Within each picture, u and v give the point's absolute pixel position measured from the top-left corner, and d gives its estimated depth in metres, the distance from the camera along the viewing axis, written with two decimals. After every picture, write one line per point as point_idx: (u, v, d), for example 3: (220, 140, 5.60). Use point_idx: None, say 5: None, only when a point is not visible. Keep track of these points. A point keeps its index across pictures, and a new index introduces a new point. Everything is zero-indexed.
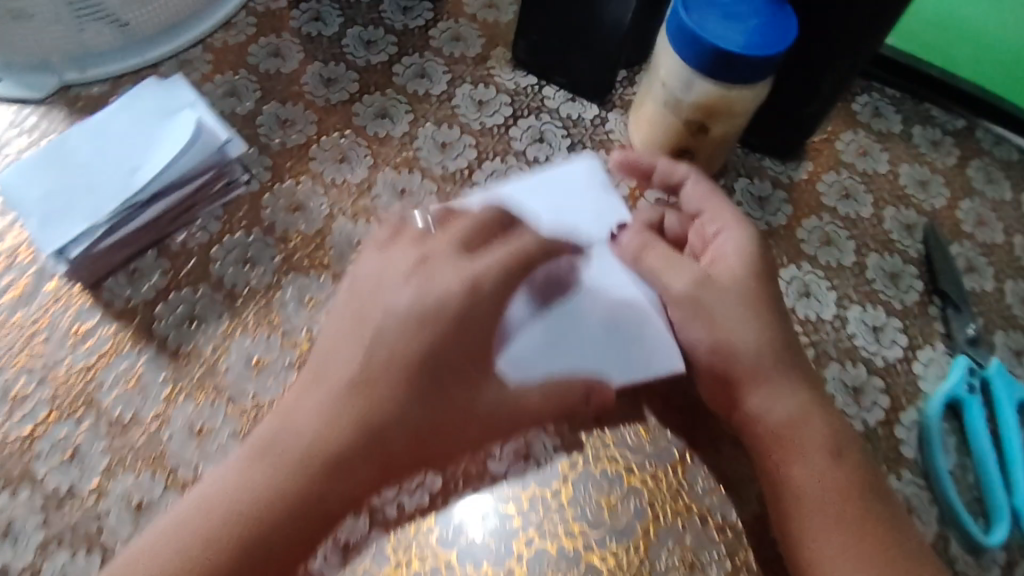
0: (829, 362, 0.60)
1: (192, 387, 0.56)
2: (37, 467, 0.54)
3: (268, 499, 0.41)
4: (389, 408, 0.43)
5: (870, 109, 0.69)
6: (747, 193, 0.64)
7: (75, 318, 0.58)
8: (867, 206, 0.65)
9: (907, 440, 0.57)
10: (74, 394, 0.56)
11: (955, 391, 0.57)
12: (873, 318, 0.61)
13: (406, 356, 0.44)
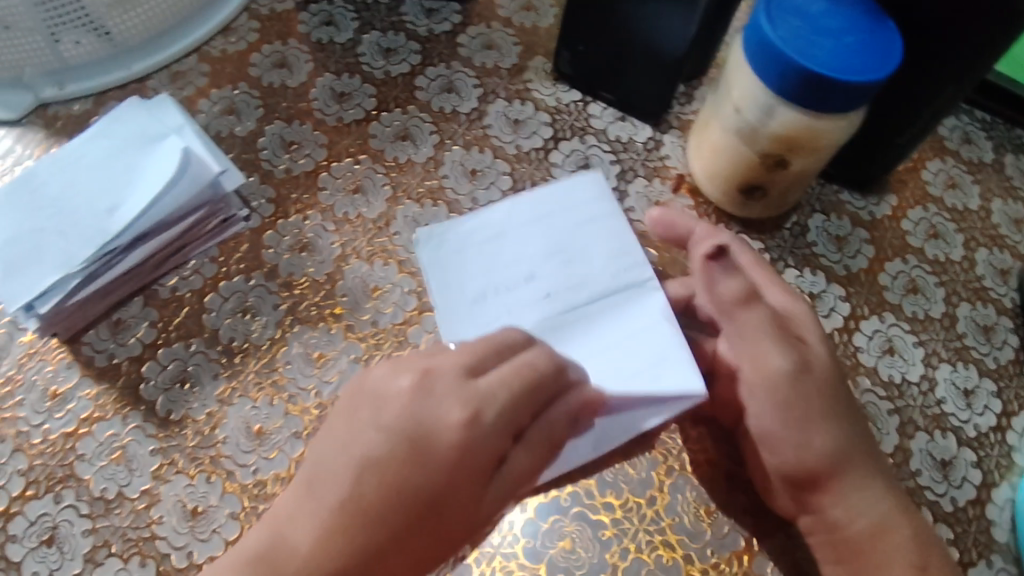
0: (916, 432, 0.48)
1: (185, 461, 0.49)
2: (11, 551, 0.48)
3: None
4: (378, 541, 0.35)
5: (959, 134, 0.56)
6: (823, 231, 0.53)
7: (53, 377, 0.51)
8: (958, 247, 0.53)
9: (997, 520, 0.47)
10: (52, 466, 0.49)
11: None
12: (965, 379, 0.50)
13: (400, 492, 0.36)
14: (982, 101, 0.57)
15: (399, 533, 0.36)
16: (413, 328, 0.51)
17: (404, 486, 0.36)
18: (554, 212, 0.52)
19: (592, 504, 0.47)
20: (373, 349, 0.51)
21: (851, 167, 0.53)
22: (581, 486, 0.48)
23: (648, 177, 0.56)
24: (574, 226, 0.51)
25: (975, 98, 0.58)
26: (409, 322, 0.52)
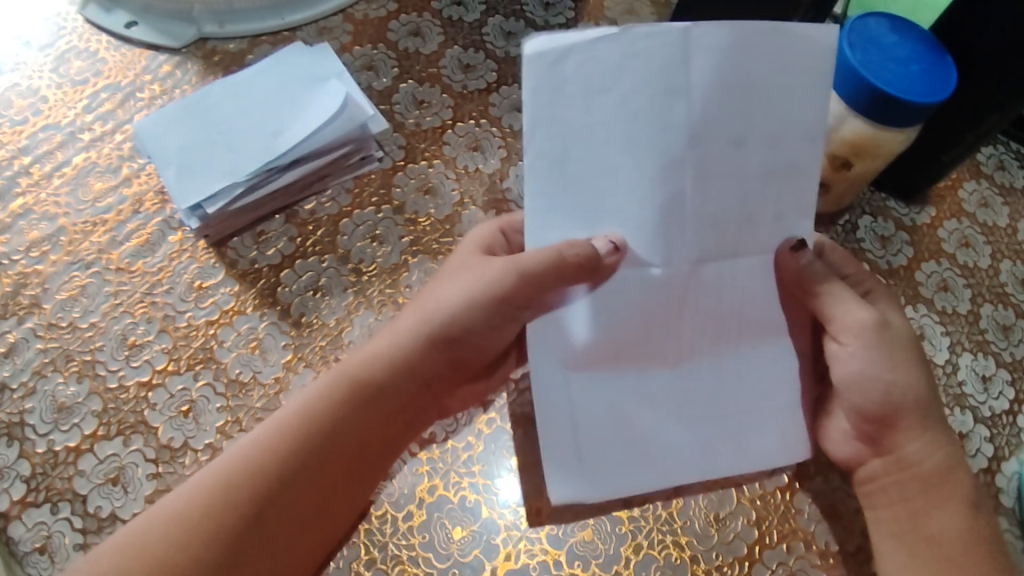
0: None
1: (314, 357, 0.55)
2: (152, 418, 0.53)
3: (311, 437, 0.45)
4: (420, 341, 0.48)
5: (994, 161, 0.66)
6: (871, 231, 0.63)
7: (199, 273, 0.57)
8: (985, 256, 0.62)
9: (1005, 488, 0.54)
10: (193, 349, 0.55)
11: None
12: (984, 368, 0.58)
13: (442, 315, 0.49)
14: (1017, 135, 0.67)
15: (438, 339, 0.49)
16: None
17: (442, 310, 0.49)
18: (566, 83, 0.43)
19: None
20: None
21: (901, 178, 0.63)
22: None
23: None
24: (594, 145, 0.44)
25: (1014, 132, 0.67)
26: None
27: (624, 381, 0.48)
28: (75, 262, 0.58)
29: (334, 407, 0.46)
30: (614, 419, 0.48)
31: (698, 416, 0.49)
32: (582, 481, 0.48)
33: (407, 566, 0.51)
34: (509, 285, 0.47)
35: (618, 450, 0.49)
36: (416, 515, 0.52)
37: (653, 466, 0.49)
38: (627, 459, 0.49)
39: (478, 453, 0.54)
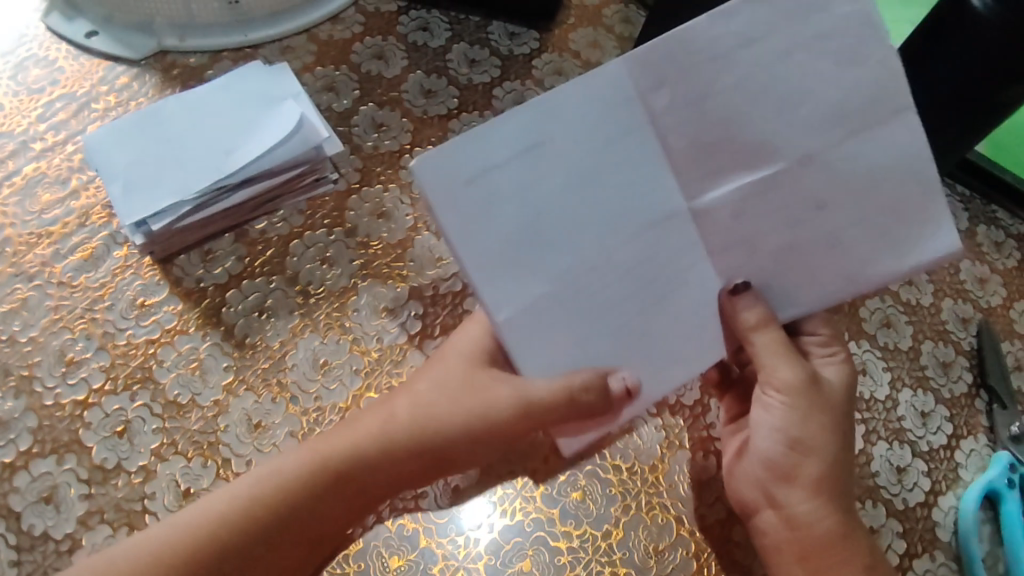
0: (878, 440, 0.57)
1: (255, 380, 0.54)
2: (86, 437, 0.53)
3: (244, 519, 0.40)
4: (442, 443, 0.42)
5: None
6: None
7: (143, 290, 0.57)
8: (928, 294, 0.63)
9: (942, 523, 0.55)
10: (132, 367, 0.54)
11: (995, 482, 0.55)
12: (923, 403, 0.59)
13: (433, 423, 0.42)
14: (960, 177, 0.67)
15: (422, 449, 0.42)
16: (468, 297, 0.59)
17: (432, 414, 0.42)
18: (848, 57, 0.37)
19: (607, 467, 0.55)
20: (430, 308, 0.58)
21: None
22: (598, 450, 0.55)
23: None
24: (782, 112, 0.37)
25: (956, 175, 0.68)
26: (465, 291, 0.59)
27: (596, 278, 0.37)
28: (18, 274, 0.57)
29: (289, 481, 0.41)
30: (561, 180, 0.36)
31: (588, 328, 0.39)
32: (487, 139, 0.34)
33: None
34: (506, 419, 0.40)
35: (526, 200, 0.35)
36: (352, 543, 0.51)
37: (507, 287, 0.36)
38: (506, 244, 0.36)
39: (420, 481, 0.53)
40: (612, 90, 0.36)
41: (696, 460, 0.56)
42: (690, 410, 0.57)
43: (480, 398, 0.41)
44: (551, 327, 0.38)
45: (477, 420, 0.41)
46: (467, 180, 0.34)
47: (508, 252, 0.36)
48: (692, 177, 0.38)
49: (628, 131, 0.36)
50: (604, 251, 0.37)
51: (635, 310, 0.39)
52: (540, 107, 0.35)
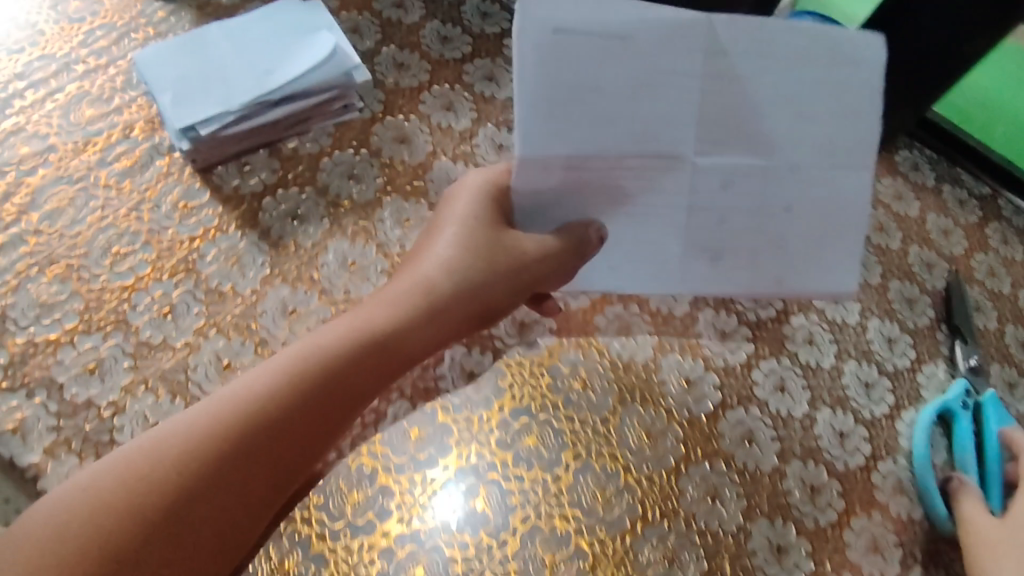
0: (848, 358, 0.64)
1: (289, 274, 0.60)
2: (131, 318, 0.57)
3: (295, 375, 0.38)
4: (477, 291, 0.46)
5: (910, 162, 0.77)
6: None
7: (183, 194, 0.62)
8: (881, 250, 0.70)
9: (903, 432, 0.62)
10: (176, 260, 0.59)
11: (951, 403, 0.61)
12: (891, 330, 0.66)
13: (470, 276, 0.46)
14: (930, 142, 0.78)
15: (460, 297, 0.46)
16: None
17: (467, 269, 0.46)
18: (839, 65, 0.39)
19: (604, 360, 0.61)
20: None
21: None
22: (598, 346, 0.62)
23: None
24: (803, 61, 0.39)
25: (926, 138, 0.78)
26: None
27: (609, 135, 0.39)
28: (64, 177, 0.61)
29: (333, 336, 0.40)
30: (614, 76, 0.38)
31: (564, 194, 0.43)
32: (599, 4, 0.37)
33: (366, 459, 0.55)
34: (530, 258, 0.46)
35: (582, 68, 0.37)
36: (377, 415, 0.58)
37: (542, 135, 0.39)
38: (534, 98, 0.38)
39: (438, 368, 0.60)
40: (688, 40, 0.38)
41: (685, 358, 0.62)
42: (679, 318, 0.64)
43: (507, 251, 0.46)
44: (552, 179, 0.41)
45: (510, 265, 0.47)
46: (558, 32, 0.36)
47: (548, 107, 0.38)
48: (705, 136, 0.41)
49: (680, 75, 0.39)
50: (624, 142, 0.40)
51: (609, 196, 0.43)
52: (651, 15, 0.37)
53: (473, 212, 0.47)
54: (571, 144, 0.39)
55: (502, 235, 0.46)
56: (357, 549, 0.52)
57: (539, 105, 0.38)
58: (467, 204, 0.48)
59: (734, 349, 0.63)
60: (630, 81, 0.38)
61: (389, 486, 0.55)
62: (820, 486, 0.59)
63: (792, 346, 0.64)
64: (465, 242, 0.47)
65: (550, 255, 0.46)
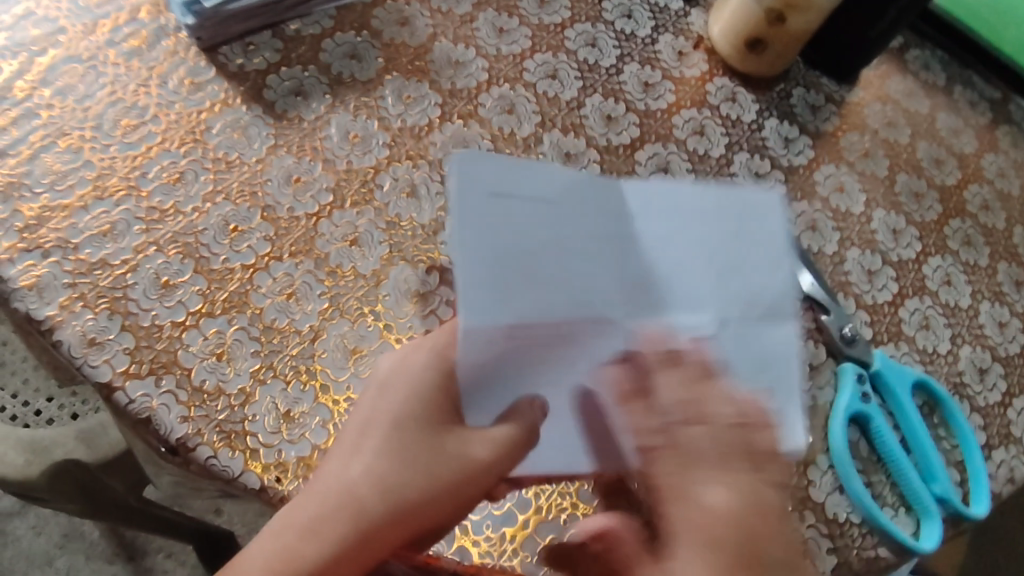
0: (851, 247, 0.68)
1: (293, 145, 0.60)
2: (141, 184, 0.57)
3: (415, 499, 0.43)
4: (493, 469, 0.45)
5: (920, 62, 0.79)
6: (803, 100, 0.73)
7: (190, 71, 0.62)
8: (862, 201, 0.70)
9: (817, 481, 0.59)
10: (183, 131, 0.59)
11: (853, 404, 0.60)
12: (870, 261, 0.68)
13: (399, 495, 0.43)
14: (943, 43, 0.80)
15: (393, 524, 0.42)
16: (483, 93, 0.66)
17: (401, 486, 0.42)
18: (734, 220, 0.51)
19: None
20: (449, 99, 0.65)
21: (828, 55, 0.73)
22: None
23: (675, 34, 0.73)
24: (672, 201, 0.50)
25: (940, 40, 0.80)
26: (480, 88, 0.67)
27: (507, 369, 0.45)
28: (73, 56, 0.61)
29: (374, 499, 0.42)
30: (552, 218, 0.46)
31: (500, 362, 0.44)
32: (513, 174, 0.44)
33: (369, 316, 0.56)
34: (476, 472, 0.44)
35: (513, 230, 0.44)
36: (378, 277, 0.57)
37: (482, 306, 0.42)
38: (484, 291, 0.42)
39: (439, 235, 0.60)
40: (611, 202, 0.49)
41: None
42: None
43: (453, 458, 0.44)
44: (495, 350, 0.44)
45: (455, 478, 0.44)
46: (490, 196, 0.43)
47: (472, 271, 0.42)
48: (635, 303, 0.48)
49: (567, 222, 0.46)
50: (556, 311, 0.45)
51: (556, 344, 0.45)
52: (562, 180, 0.46)
53: (418, 401, 0.44)
54: (488, 348, 0.43)
55: (446, 445, 0.44)
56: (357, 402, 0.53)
57: (481, 262, 0.42)
58: (418, 387, 0.44)
59: None
60: (574, 240, 0.46)
61: (390, 343, 0.55)
62: (818, 366, 0.63)
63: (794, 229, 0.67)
64: (399, 448, 0.43)
65: (508, 448, 0.45)
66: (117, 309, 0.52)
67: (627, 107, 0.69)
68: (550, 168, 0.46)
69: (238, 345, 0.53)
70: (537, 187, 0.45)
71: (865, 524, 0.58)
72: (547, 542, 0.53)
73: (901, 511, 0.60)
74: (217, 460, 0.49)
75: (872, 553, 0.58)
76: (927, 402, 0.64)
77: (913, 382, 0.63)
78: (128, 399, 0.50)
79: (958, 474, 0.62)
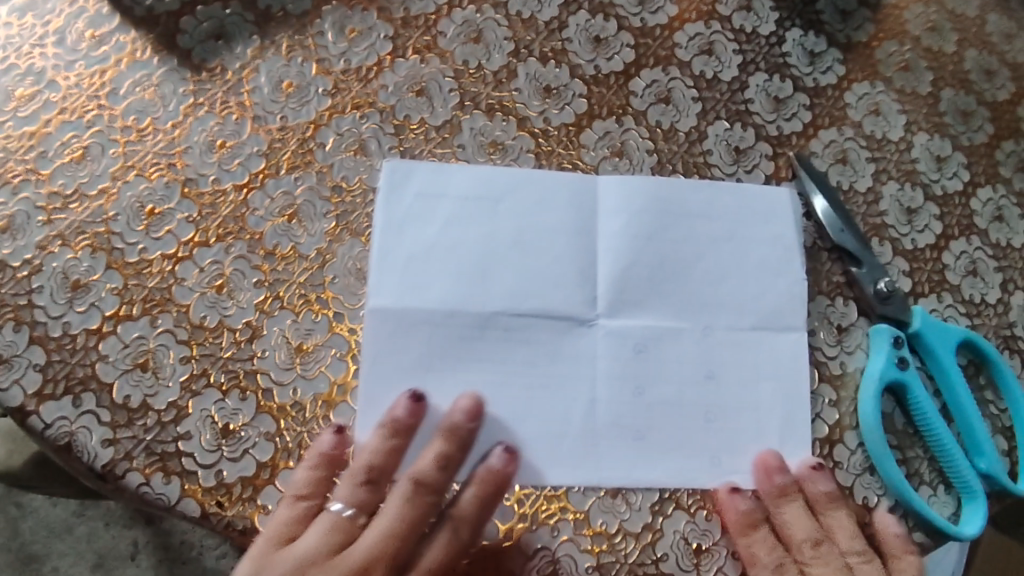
0: (888, 181, 0.57)
1: (215, 104, 0.51)
2: (40, 166, 0.49)
3: None
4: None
5: None
6: (831, 4, 0.61)
7: (91, 21, 0.52)
8: (899, 127, 0.59)
9: (842, 461, 0.50)
10: (85, 97, 0.50)
11: (886, 371, 0.51)
12: (910, 198, 0.57)
13: None
14: None
15: None
16: (442, 20, 0.55)
17: None
18: (739, 215, 0.53)
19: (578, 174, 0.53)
20: (402, 30, 0.55)
21: None
22: (582, 168, 0.53)
23: None
24: (676, 206, 0.53)
25: None
26: (439, 14, 0.56)
27: (429, 359, 0.47)
28: None
29: None
30: (473, 213, 0.51)
31: (421, 360, 0.47)
32: (443, 178, 0.51)
33: (315, 306, 0.48)
34: None
35: (431, 229, 0.50)
36: (324, 257, 0.49)
37: (394, 291, 0.48)
38: (398, 275, 0.49)
39: None
40: (586, 199, 0.52)
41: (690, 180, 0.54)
42: (684, 134, 0.55)
43: None
44: (413, 346, 0.47)
45: None
46: (420, 194, 0.51)
47: (389, 263, 0.49)
48: (622, 302, 0.50)
49: (498, 212, 0.51)
50: (476, 303, 0.48)
51: (492, 337, 0.48)
52: (496, 177, 0.52)
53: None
54: (407, 348, 0.47)
55: None
56: (306, 407, 0.46)
57: (403, 248, 0.49)
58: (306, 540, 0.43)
59: (749, 169, 0.55)
60: (501, 240, 0.50)
61: (340, 336, 0.48)
62: (848, 327, 0.53)
63: (819, 163, 0.56)
64: None
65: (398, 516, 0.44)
66: (22, 319, 0.46)
67: (619, 26, 0.58)
68: (484, 168, 0.52)
69: (164, 352, 0.46)
70: (469, 187, 0.51)
71: (897, 509, 0.49)
72: (532, 556, 0.45)
73: (940, 492, 0.51)
74: (150, 488, 0.43)
75: (906, 544, 0.49)
76: (971, 362, 0.54)
77: (957, 341, 0.53)
78: (44, 424, 0.44)
79: (1007, 443, 0.53)
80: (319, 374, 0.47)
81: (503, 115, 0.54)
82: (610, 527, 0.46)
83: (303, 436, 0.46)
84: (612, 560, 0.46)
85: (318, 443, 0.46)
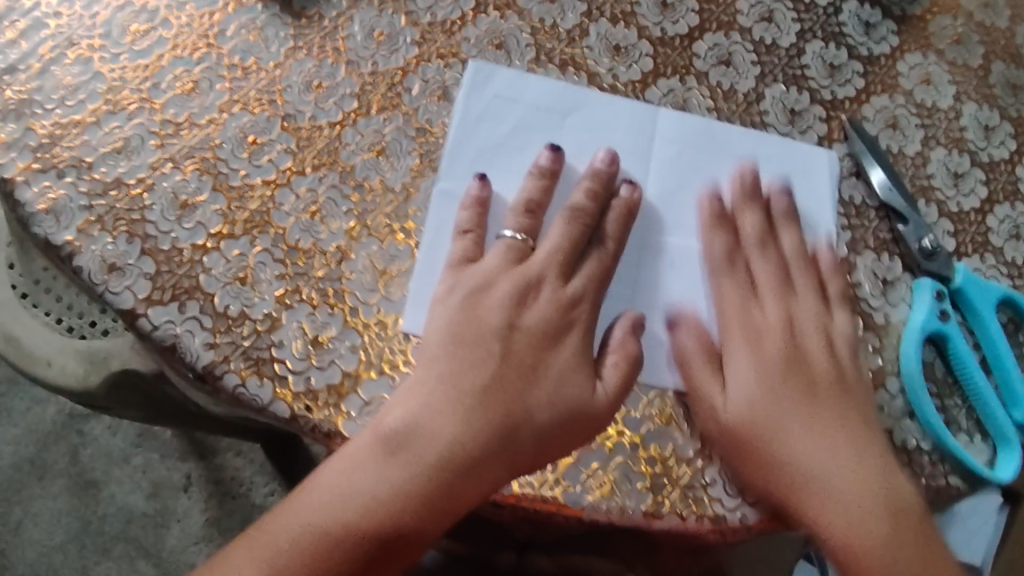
0: (936, 146, 0.60)
1: (314, 47, 0.56)
2: (154, 95, 0.53)
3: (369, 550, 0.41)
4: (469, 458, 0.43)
5: None
6: None
7: None
8: (950, 96, 0.62)
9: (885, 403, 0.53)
10: (194, 36, 0.55)
11: (928, 322, 0.54)
12: (957, 163, 0.60)
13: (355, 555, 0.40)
14: None
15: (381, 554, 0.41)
16: None
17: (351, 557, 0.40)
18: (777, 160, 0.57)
19: None
20: None
21: None
22: None
23: None
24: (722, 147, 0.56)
25: None
26: None
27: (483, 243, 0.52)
28: None
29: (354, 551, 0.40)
30: (540, 120, 0.55)
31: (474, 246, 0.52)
32: (519, 87, 0.55)
33: (399, 235, 0.52)
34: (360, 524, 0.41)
35: (500, 129, 0.54)
36: (408, 191, 0.53)
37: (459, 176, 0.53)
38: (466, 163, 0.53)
39: None
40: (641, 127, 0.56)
41: None
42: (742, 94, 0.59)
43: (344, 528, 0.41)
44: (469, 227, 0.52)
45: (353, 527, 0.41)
46: (494, 95, 0.55)
47: (461, 151, 0.53)
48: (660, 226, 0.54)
49: (563, 122, 0.55)
50: None
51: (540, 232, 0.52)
52: (567, 92, 0.56)
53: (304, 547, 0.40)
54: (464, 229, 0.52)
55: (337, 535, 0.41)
56: (389, 325, 0.50)
57: (474, 140, 0.54)
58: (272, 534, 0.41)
59: (804, 130, 0.59)
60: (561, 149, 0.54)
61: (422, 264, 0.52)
62: (892, 281, 0.56)
63: (870, 127, 0.59)
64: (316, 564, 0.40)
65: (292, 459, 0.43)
66: (136, 233, 0.50)
67: None
68: (556, 84, 0.56)
69: (261, 269, 0.51)
70: (541, 99, 0.55)
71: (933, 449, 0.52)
72: (590, 472, 0.48)
73: (976, 439, 0.54)
74: (246, 389, 0.48)
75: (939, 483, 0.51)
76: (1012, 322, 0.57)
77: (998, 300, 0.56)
78: (152, 325, 0.48)
79: None
80: (402, 296, 0.51)
81: (575, 70, 0.58)
82: (664, 450, 0.49)
83: (384, 351, 0.50)
84: (664, 481, 0.48)
85: (397, 358, 0.50)
